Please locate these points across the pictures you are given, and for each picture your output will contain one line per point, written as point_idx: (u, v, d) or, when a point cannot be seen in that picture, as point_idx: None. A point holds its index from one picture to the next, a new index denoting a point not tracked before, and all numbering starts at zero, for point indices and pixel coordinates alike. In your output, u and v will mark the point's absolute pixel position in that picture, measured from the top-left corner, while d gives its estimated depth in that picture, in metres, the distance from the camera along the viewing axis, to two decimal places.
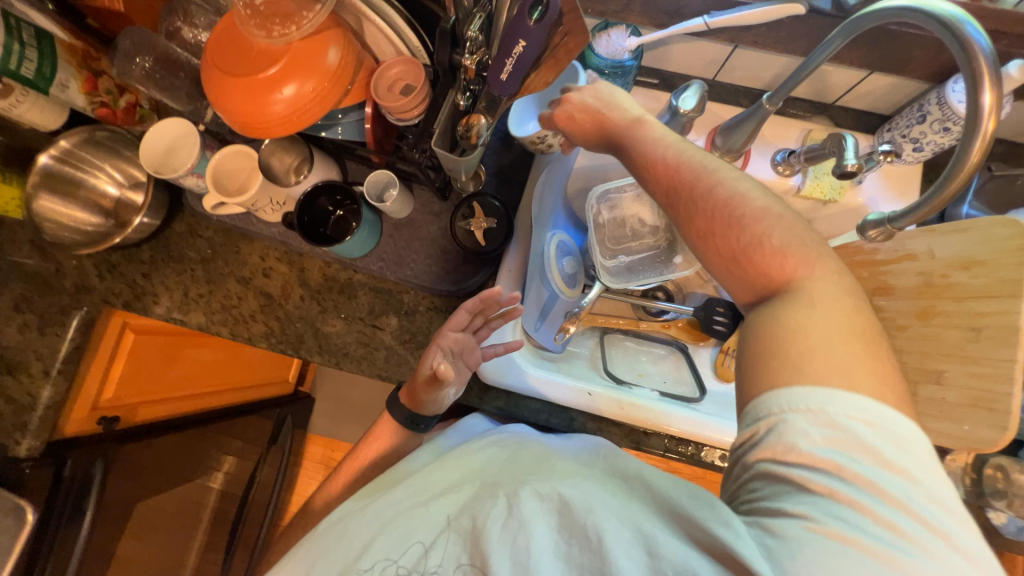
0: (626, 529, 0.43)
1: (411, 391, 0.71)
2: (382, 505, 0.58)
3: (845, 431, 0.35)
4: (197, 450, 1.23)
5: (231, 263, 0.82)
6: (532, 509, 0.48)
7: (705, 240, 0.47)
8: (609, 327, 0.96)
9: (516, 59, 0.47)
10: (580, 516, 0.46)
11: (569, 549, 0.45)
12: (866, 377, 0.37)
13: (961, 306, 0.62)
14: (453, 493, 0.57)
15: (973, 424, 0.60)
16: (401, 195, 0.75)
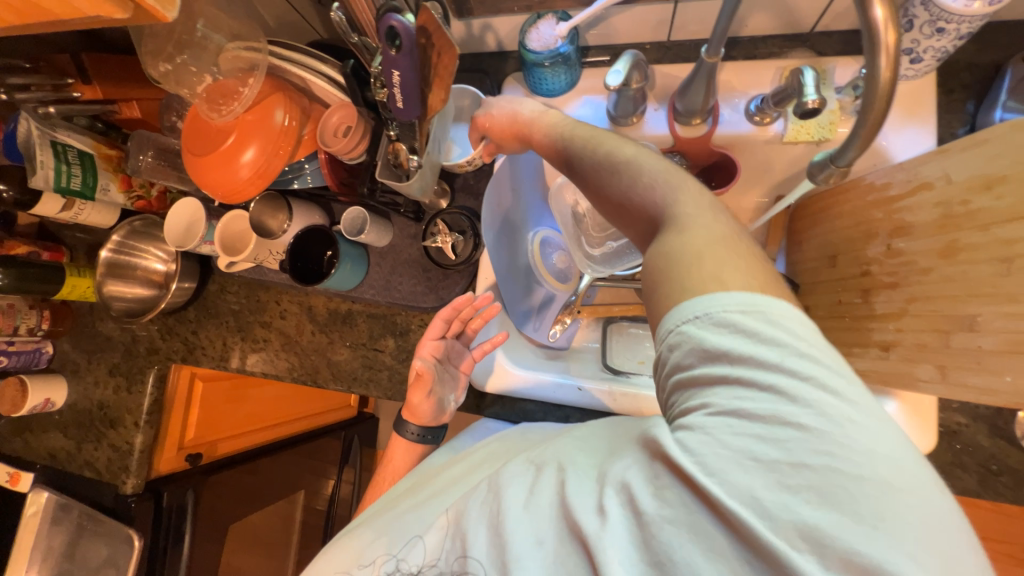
0: (588, 475, 0.42)
1: (411, 403, 0.79)
2: (395, 510, 0.66)
3: (729, 318, 0.35)
4: (288, 476, 1.39)
5: (254, 311, 0.94)
6: (513, 473, 0.49)
7: (597, 197, 0.50)
8: (613, 316, 0.91)
9: (398, 86, 0.51)
10: (554, 472, 0.46)
11: (548, 510, 0.44)
12: (736, 271, 0.37)
13: (986, 235, 0.52)
14: (454, 481, 0.63)
15: (1016, 374, 0.49)
16: (374, 226, 0.80)
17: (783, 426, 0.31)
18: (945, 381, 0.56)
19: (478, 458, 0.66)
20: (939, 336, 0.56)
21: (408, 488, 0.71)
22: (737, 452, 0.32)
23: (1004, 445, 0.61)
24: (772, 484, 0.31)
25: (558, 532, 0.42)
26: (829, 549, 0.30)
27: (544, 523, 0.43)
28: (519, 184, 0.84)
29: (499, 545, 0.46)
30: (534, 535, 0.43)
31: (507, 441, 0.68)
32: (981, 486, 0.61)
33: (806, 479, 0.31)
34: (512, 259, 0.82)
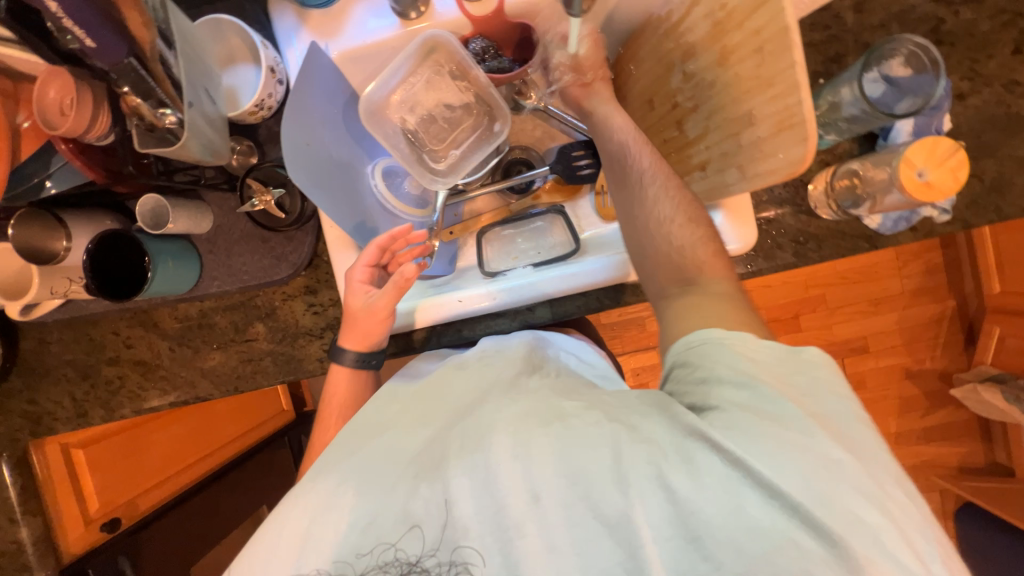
0: (596, 440, 0.50)
1: (363, 326, 0.70)
2: (355, 469, 0.58)
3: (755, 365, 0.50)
4: (243, 499, 1.30)
5: (92, 351, 0.81)
6: (502, 430, 0.54)
7: (626, 212, 0.67)
8: (484, 223, 0.91)
9: (70, 20, 0.45)
10: (555, 427, 0.52)
11: (553, 460, 0.50)
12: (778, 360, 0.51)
13: (744, 31, 0.56)
14: (427, 443, 0.59)
15: (785, 149, 0.55)
16: (182, 211, 0.69)
17: (777, 403, 0.47)
18: (746, 178, 0.62)
19: (448, 405, 0.64)
20: (733, 138, 0.62)
21: (356, 439, 0.62)
22: (745, 415, 0.47)
23: (806, 218, 0.70)
24: (764, 444, 0.45)
25: (568, 497, 0.49)
26: (839, 518, 0.42)
27: (547, 481, 0.50)
28: (325, 116, 0.73)
29: (499, 506, 0.50)
30: (531, 488, 0.50)
31: (466, 370, 0.68)
32: (796, 257, 0.70)
33: (799, 441, 0.45)
34: (352, 200, 0.76)
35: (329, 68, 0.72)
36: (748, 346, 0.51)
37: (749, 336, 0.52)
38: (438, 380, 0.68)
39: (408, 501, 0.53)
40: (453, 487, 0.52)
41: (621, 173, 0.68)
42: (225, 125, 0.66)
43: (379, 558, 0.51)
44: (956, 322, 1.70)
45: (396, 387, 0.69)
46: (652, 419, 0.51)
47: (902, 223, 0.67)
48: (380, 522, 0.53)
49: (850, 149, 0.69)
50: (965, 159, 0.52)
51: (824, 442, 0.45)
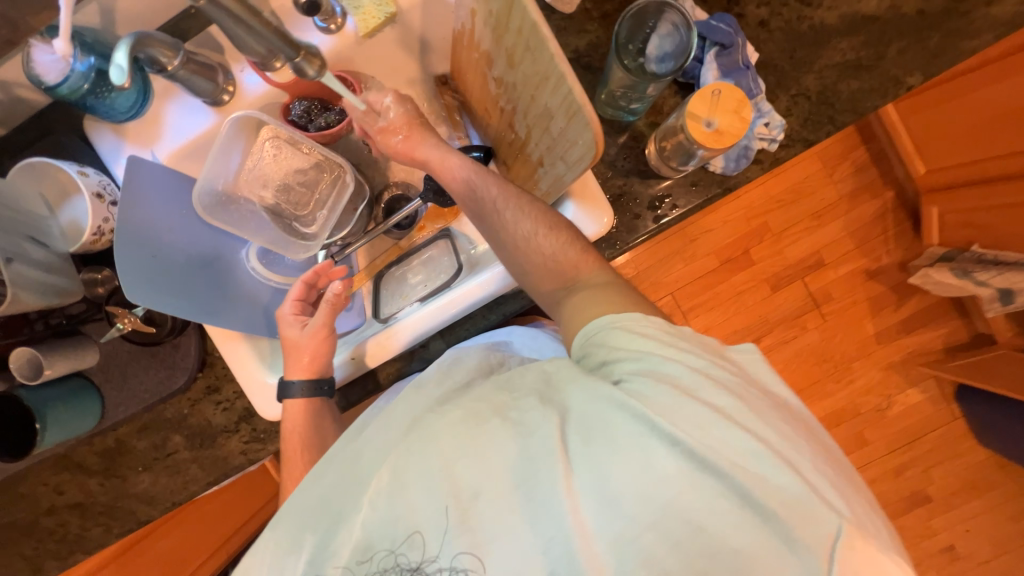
0: (532, 426, 0.50)
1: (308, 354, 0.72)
2: (308, 505, 0.55)
3: (658, 337, 0.53)
4: None
5: (27, 507, 0.81)
6: (443, 431, 0.51)
7: (494, 242, 0.66)
8: (379, 267, 0.91)
9: None
10: (494, 420, 0.51)
11: (494, 454, 0.49)
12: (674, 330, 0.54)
13: (512, 32, 0.56)
14: (369, 458, 0.56)
15: (580, 134, 0.55)
16: (55, 354, 0.68)
17: (671, 368, 0.50)
18: (571, 168, 0.62)
19: (391, 425, 0.59)
20: (546, 133, 0.62)
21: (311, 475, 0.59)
22: (655, 385, 0.48)
23: (653, 182, 0.70)
24: (669, 404, 0.46)
25: (509, 490, 0.48)
26: (748, 465, 0.44)
27: (489, 476, 0.48)
28: (169, 220, 0.72)
29: (445, 513, 0.48)
30: (474, 484, 0.48)
31: (423, 390, 0.64)
32: (658, 222, 0.70)
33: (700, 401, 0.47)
34: (225, 291, 0.77)
35: (161, 171, 0.72)
36: (640, 322, 0.54)
37: (635, 312, 0.55)
38: (397, 408, 0.63)
39: (364, 524, 0.50)
40: (402, 502, 0.49)
41: (478, 209, 0.65)
42: (70, 264, 0.68)
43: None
44: (900, 212, 1.69)
45: (359, 424, 0.66)
46: (579, 388, 0.51)
47: (741, 159, 0.68)
48: (340, 549, 0.50)
49: (675, 104, 0.69)
50: (743, 100, 0.59)
51: (715, 394, 0.48)
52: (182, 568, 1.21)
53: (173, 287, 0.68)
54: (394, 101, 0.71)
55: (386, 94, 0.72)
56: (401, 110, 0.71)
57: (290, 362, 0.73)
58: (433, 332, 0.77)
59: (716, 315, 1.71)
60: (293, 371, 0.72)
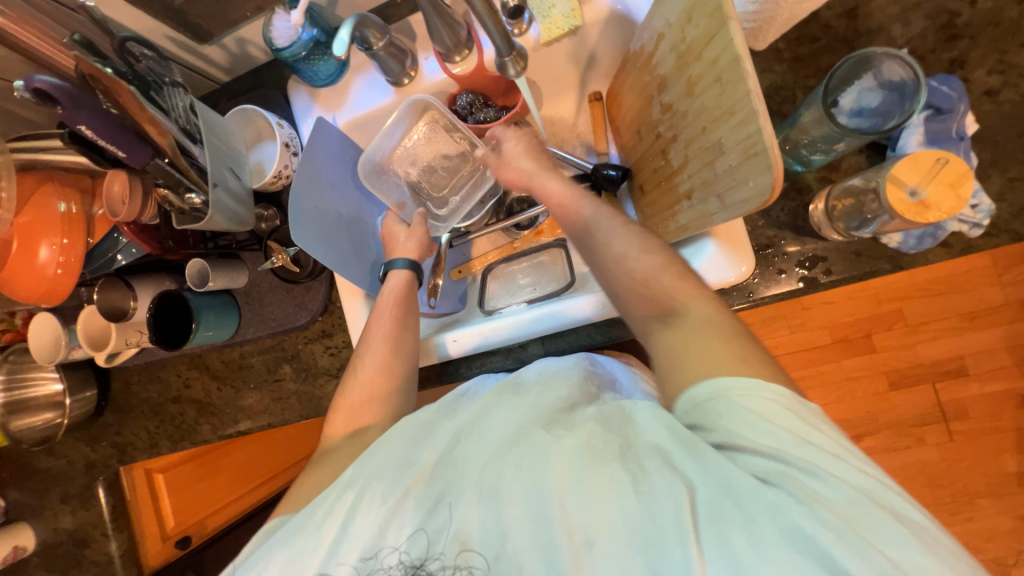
0: (652, 487, 0.47)
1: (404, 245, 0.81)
2: (381, 482, 0.56)
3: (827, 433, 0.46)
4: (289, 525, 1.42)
5: (161, 391, 0.95)
6: (556, 461, 0.51)
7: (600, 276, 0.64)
8: (491, 262, 0.94)
9: (95, 136, 0.56)
10: (613, 467, 0.49)
11: (606, 502, 0.48)
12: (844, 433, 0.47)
13: (704, 61, 0.54)
14: (473, 452, 0.56)
15: (754, 177, 0.52)
16: (220, 270, 0.80)
17: (821, 477, 0.42)
18: (725, 207, 0.59)
19: (496, 428, 0.58)
20: (709, 167, 0.60)
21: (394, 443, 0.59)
22: (804, 492, 0.42)
23: (811, 241, 0.63)
24: (826, 518, 0.40)
25: (620, 545, 0.46)
26: None
27: (600, 525, 0.47)
28: (331, 178, 0.81)
29: (548, 545, 0.48)
30: (575, 530, 0.48)
31: (522, 395, 0.61)
32: (803, 283, 0.64)
33: (860, 530, 0.40)
34: (360, 250, 0.84)
35: (336, 136, 0.81)
36: (776, 402, 0.47)
37: (767, 389, 0.47)
38: (487, 400, 0.62)
39: (457, 521, 0.52)
40: (503, 517, 0.51)
41: (576, 234, 0.67)
42: (251, 197, 0.77)
43: (389, 562, 0.52)
44: None
45: (446, 405, 0.64)
46: (704, 459, 0.46)
47: (927, 239, 0.59)
48: (429, 532, 0.52)
49: (856, 163, 0.63)
50: (961, 173, 0.49)
51: (883, 524, 0.40)
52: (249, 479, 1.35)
53: (323, 237, 0.76)
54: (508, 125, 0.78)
55: (507, 129, 0.78)
56: (516, 139, 0.77)
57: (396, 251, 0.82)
58: (533, 337, 0.77)
59: (814, 396, 1.53)
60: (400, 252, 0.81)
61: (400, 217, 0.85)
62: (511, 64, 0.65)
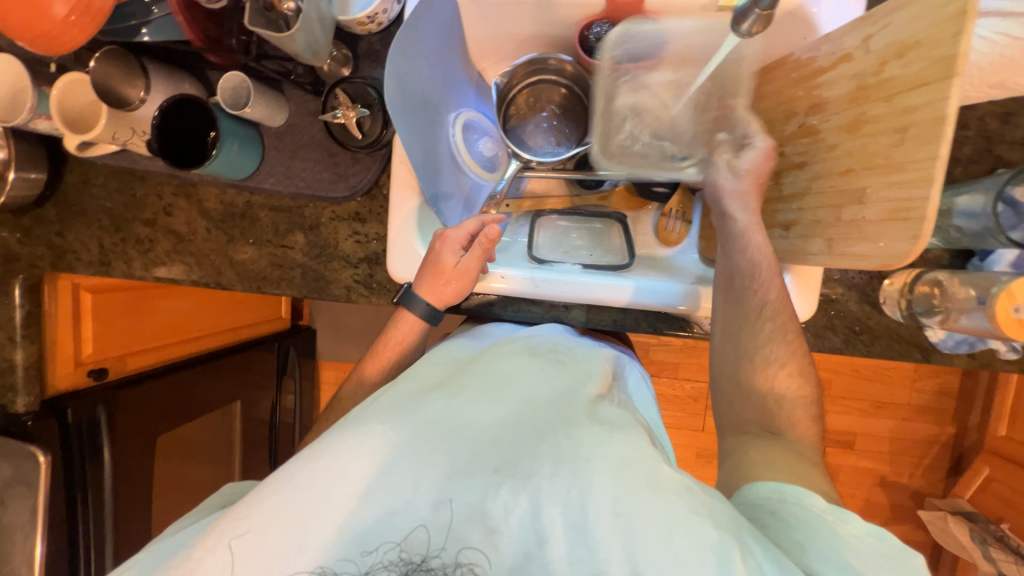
0: (707, 543, 0.39)
1: (443, 283, 0.67)
2: (409, 428, 0.47)
3: (877, 561, 0.40)
4: (230, 387, 1.23)
5: (132, 207, 0.80)
6: (604, 470, 0.44)
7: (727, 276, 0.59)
8: (543, 209, 0.88)
9: None
10: (664, 503, 0.42)
11: (661, 539, 0.40)
12: (900, 573, 0.40)
13: (892, 105, 0.52)
14: (513, 425, 0.49)
15: (888, 239, 0.52)
16: (261, 98, 0.67)
17: None
18: (831, 253, 0.60)
19: (528, 400, 0.53)
20: (833, 209, 0.59)
21: (422, 393, 0.53)
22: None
23: (869, 310, 0.67)
24: None
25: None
26: None
27: (653, 558, 0.40)
28: (426, 48, 0.68)
29: (594, 568, 0.40)
30: (635, 565, 0.40)
31: (540, 356, 0.61)
32: (844, 344, 0.68)
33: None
34: (427, 143, 0.72)
35: (446, 1, 0.69)
36: (851, 529, 0.42)
37: (852, 518, 0.43)
38: (516, 373, 0.57)
39: (488, 499, 0.43)
40: (541, 520, 0.42)
41: (741, 292, 0.57)
42: (333, 29, 0.64)
43: (381, 557, 0.41)
44: (948, 449, 1.58)
45: (462, 372, 0.57)
46: (767, 556, 0.40)
47: (964, 346, 0.65)
48: (448, 512, 0.42)
49: (940, 257, 0.66)
50: None
51: None
52: (182, 333, 1.16)
53: (402, 116, 0.65)
54: (761, 148, 0.60)
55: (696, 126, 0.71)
56: (755, 162, 0.60)
57: (427, 280, 0.67)
58: (581, 302, 0.74)
59: None
60: (428, 289, 0.68)
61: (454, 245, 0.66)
62: (752, 21, 0.51)
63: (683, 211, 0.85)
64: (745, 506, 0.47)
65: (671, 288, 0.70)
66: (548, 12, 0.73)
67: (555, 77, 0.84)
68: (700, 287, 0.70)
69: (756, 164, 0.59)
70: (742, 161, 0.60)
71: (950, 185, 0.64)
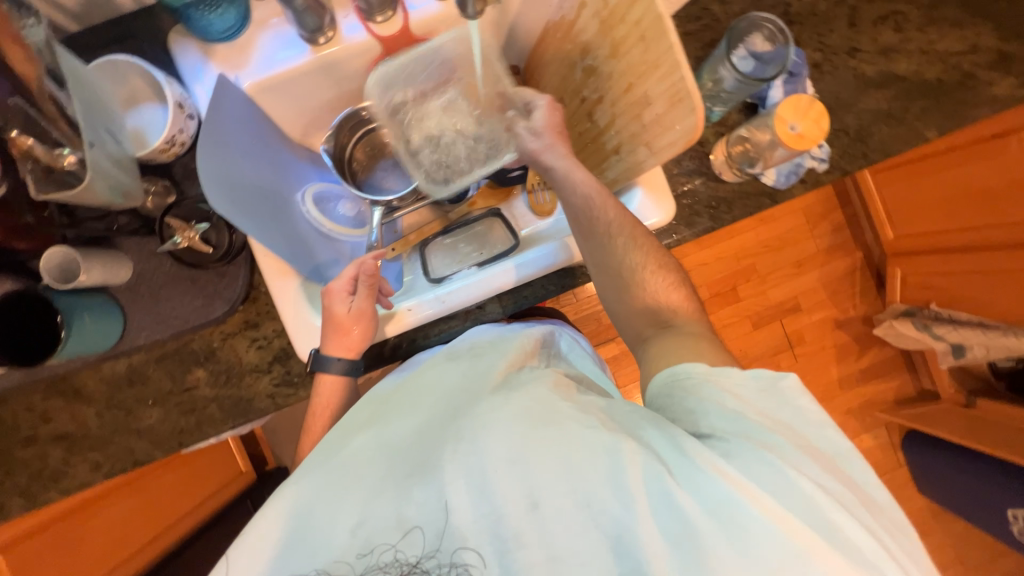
0: (596, 446, 0.45)
1: (343, 331, 0.68)
2: (325, 473, 0.52)
3: (749, 397, 0.47)
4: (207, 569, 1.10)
5: (3, 434, 0.72)
6: (500, 430, 0.48)
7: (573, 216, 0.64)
8: (426, 236, 0.90)
9: None
10: (560, 429, 0.47)
11: (553, 459, 0.46)
12: (775, 401, 0.47)
13: (627, 23, 0.62)
14: (424, 438, 0.54)
15: (680, 120, 0.61)
16: (95, 260, 0.65)
17: (743, 422, 0.45)
18: (654, 153, 0.68)
19: (439, 404, 0.59)
20: (636, 120, 0.68)
21: (345, 436, 0.58)
22: (738, 439, 0.44)
23: (714, 184, 0.77)
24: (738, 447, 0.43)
25: (568, 504, 0.44)
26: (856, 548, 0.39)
27: (546, 482, 0.45)
28: (240, 146, 0.70)
29: (495, 513, 0.45)
30: (535, 493, 0.45)
31: (456, 359, 0.65)
32: (710, 220, 0.77)
33: (790, 463, 0.42)
34: (284, 228, 0.73)
35: (238, 97, 0.71)
36: (731, 382, 0.48)
37: (732, 370, 0.49)
38: (419, 389, 0.62)
39: (400, 506, 0.47)
40: (446, 496, 0.46)
41: (589, 226, 0.63)
42: (136, 166, 0.64)
43: (353, 571, 0.45)
44: (865, 270, 1.77)
45: (377, 411, 0.61)
46: (657, 429, 0.46)
47: (792, 176, 0.75)
48: (368, 532, 0.47)
49: (739, 119, 0.77)
50: (822, 109, 0.64)
51: (797, 454, 0.43)
52: (131, 542, 1.04)
53: (245, 212, 0.66)
54: (544, 104, 0.67)
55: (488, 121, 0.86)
56: (545, 117, 0.67)
57: (331, 337, 0.68)
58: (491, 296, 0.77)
59: None
60: (333, 345, 0.69)
61: (340, 297, 0.68)
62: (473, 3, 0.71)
63: (544, 181, 0.92)
64: (653, 402, 0.53)
65: (557, 245, 0.75)
66: (337, 71, 0.78)
67: (374, 123, 0.88)
68: None
69: (548, 119, 0.66)
70: (536, 121, 0.67)
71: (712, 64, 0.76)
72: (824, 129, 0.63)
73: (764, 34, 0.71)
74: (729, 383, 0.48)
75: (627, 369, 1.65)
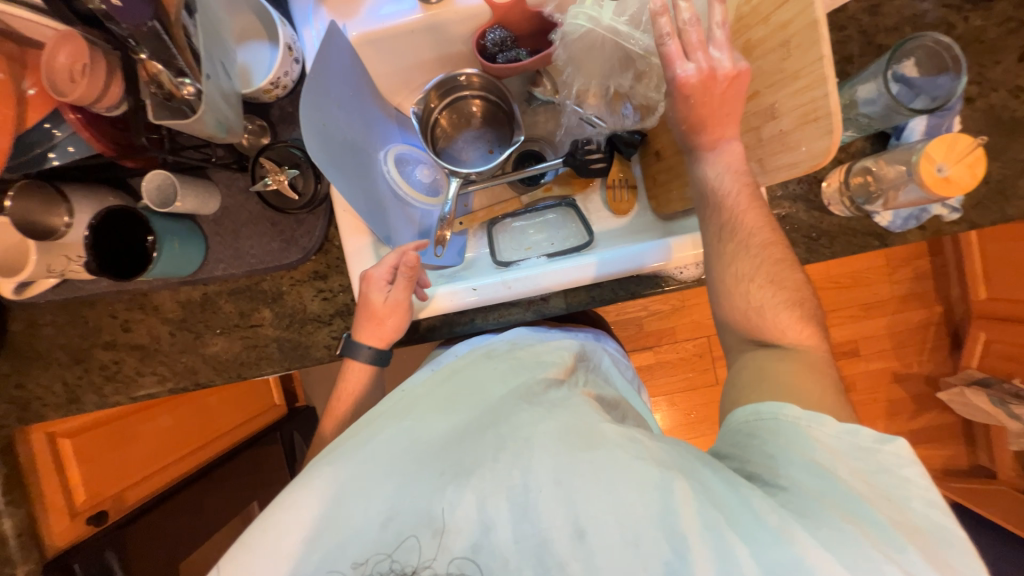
0: (647, 482, 0.44)
1: (377, 321, 0.69)
2: (354, 458, 0.51)
3: (843, 450, 0.45)
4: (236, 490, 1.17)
5: (88, 334, 0.77)
6: (544, 446, 0.49)
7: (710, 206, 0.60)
8: (496, 215, 0.88)
9: None
10: (603, 454, 0.47)
11: (598, 490, 0.45)
12: (869, 460, 0.44)
13: (770, 25, 0.56)
14: (459, 437, 0.53)
15: (808, 141, 0.56)
16: (189, 188, 0.66)
17: (826, 479, 0.43)
18: (766, 171, 0.63)
19: (479, 401, 0.58)
20: (753, 132, 0.63)
21: (377, 420, 0.56)
22: (814, 498, 0.42)
23: (819, 214, 0.70)
24: (818, 506, 0.41)
25: (614, 539, 0.43)
26: None
27: (590, 509, 0.44)
28: (338, 97, 0.70)
29: (539, 536, 0.44)
30: (583, 521, 0.44)
31: (494, 358, 0.65)
32: (806, 252, 0.71)
33: (875, 544, 0.38)
34: (366, 185, 0.73)
35: (344, 49, 0.71)
36: (825, 432, 0.46)
37: (827, 419, 0.46)
38: (454, 384, 0.62)
39: (433, 504, 0.47)
40: (486, 511, 0.46)
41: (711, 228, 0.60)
42: (241, 102, 0.64)
43: (370, 568, 0.45)
44: (943, 328, 1.63)
45: (407, 394, 0.61)
46: (719, 477, 0.45)
47: (911, 220, 0.68)
48: (398, 526, 0.46)
49: (863, 148, 0.70)
50: (982, 155, 0.57)
51: (882, 525, 0.40)
52: (178, 449, 1.11)
53: (335, 165, 0.66)
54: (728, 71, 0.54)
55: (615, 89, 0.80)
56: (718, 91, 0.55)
57: (364, 326, 0.69)
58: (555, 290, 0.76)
59: None
60: (367, 334, 0.69)
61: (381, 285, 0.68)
62: None
63: (626, 177, 0.87)
64: (733, 432, 0.52)
65: (637, 250, 0.72)
66: (441, 33, 0.76)
67: (468, 91, 0.85)
68: (663, 242, 0.71)
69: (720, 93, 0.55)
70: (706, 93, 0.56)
71: (847, 81, 0.69)
72: (977, 177, 0.56)
73: (917, 57, 0.64)
74: (821, 431, 0.46)
75: (660, 381, 1.59)
